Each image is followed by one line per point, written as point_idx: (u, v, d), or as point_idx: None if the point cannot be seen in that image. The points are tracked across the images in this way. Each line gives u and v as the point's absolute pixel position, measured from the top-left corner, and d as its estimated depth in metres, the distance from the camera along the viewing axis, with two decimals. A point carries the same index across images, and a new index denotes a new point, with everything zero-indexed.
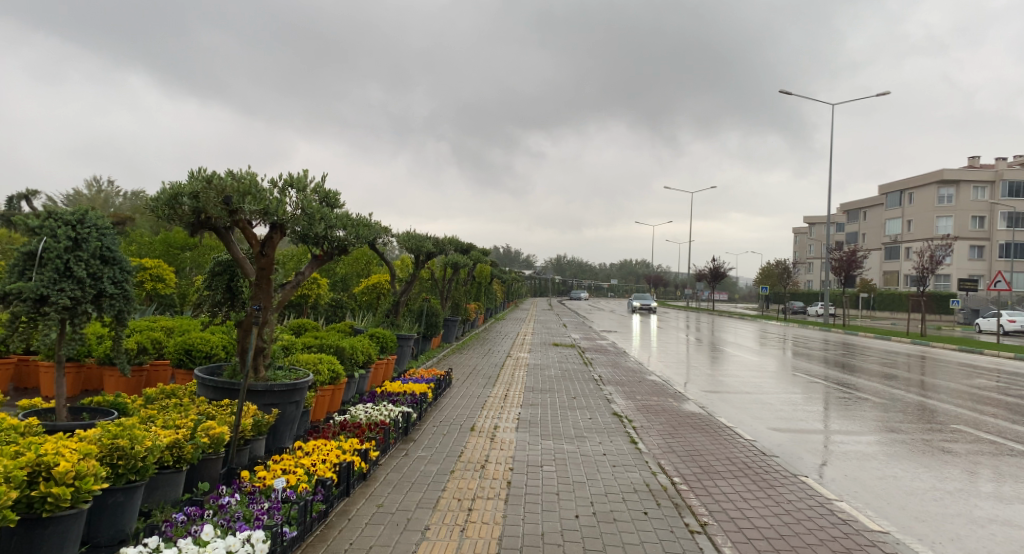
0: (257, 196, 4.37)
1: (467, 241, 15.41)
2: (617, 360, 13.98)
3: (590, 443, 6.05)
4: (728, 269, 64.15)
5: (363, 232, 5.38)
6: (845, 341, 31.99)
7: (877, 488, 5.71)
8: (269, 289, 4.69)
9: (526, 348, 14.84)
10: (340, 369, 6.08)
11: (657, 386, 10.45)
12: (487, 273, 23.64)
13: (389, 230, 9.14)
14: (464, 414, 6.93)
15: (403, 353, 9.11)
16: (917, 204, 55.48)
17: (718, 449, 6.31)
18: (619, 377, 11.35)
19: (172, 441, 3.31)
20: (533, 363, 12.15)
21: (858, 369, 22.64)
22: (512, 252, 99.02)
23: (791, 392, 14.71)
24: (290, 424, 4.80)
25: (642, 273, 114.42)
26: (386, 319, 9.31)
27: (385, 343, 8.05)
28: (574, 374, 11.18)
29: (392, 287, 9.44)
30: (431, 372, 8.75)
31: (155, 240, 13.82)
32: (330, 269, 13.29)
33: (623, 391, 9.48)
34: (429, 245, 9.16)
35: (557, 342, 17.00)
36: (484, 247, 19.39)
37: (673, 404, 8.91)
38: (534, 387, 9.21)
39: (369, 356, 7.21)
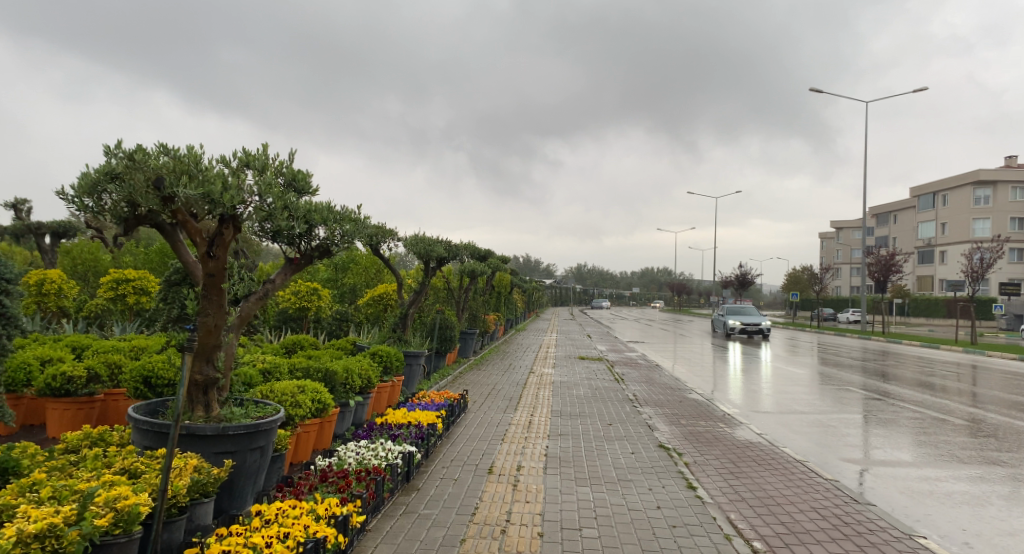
0: (199, 179, 3.33)
1: (484, 248, 14.34)
2: (650, 376, 12.65)
3: (636, 490, 4.82)
4: (754, 275, 62.24)
5: (348, 228, 4.33)
6: (886, 349, 30.11)
7: (1014, 548, 4.37)
8: (220, 302, 3.60)
9: (550, 362, 13.65)
10: (328, 398, 5.01)
11: (704, 407, 9.12)
12: (506, 283, 22.58)
13: (394, 233, 8.02)
14: (480, 450, 5.74)
15: (413, 373, 7.99)
16: (952, 205, 52.98)
17: (799, 494, 5.01)
18: (656, 396, 10.10)
19: (39, 529, 2.24)
20: (559, 381, 10.92)
21: (903, 379, 20.97)
22: (532, 262, 98.11)
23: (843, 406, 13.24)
24: (252, 477, 3.74)
25: (664, 281, 112.45)
26: (392, 334, 8.21)
27: (390, 364, 6.95)
28: (607, 393, 9.91)
29: (400, 298, 8.35)
30: (443, 394, 7.60)
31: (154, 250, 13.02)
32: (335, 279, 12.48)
33: (665, 415, 8.21)
34: (441, 250, 8.03)
35: (582, 355, 15.72)
36: (502, 255, 18.33)
37: (725, 430, 7.62)
38: (561, 412, 8.00)
39: (369, 380, 6.12)
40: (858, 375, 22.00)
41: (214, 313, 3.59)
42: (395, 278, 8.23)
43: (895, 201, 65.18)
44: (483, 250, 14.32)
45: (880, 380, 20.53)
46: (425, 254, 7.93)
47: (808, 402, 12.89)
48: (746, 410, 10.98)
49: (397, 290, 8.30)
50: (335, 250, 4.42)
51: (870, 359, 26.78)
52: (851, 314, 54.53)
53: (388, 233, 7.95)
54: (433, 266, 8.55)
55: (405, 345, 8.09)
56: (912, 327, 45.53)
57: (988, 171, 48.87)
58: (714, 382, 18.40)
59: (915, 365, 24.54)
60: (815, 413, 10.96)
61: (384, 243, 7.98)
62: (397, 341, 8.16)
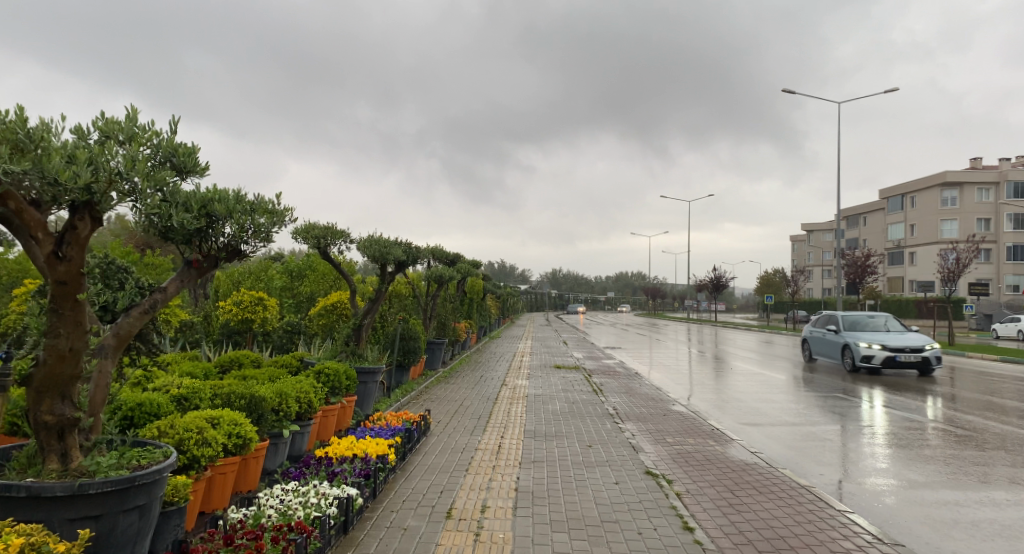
0: (37, 155, 2.45)
1: (452, 252, 13.52)
2: (630, 386, 11.94)
3: (625, 535, 4.04)
4: (728, 278, 62.53)
5: (262, 222, 3.53)
6: None
7: None
8: (79, 320, 2.71)
9: (524, 373, 12.86)
10: (251, 431, 4.15)
11: (690, 423, 8.44)
12: (479, 289, 21.76)
13: (347, 234, 7.22)
14: (439, 486, 4.91)
15: (370, 392, 7.13)
16: (920, 207, 54.06)
17: (813, 532, 4.29)
18: (637, 409, 9.39)
19: None
20: (533, 394, 10.13)
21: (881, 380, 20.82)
22: (507, 268, 97.51)
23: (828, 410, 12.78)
24: (127, 547, 2.83)
25: (639, 286, 112.88)
26: (345, 348, 7.32)
27: (337, 385, 6.09)
28: (585, 407, 9.17)
29: (353, 308, 7.48)
30: (402, 416, 6.74)
31: None
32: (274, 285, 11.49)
33: (649, 433, 7.48)
34: (399, 253, 7.19)
35: (558, 364, 14.99)
36: (473, 260, 17.52)
37: (715, 448, 6.93)
38: (535, 431, 7.22)
39: (310, 404, 5.29)
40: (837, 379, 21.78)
41: (68, 334, 2.69)
42: (348, 285, 7.38)
43: (864, 204, 66.40)
44: (453, 254, 13.52)
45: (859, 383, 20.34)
46: (380, 257, 7.05)
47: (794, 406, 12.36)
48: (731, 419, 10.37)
49: (350, 298, 7.41)
50: (247, 249, 3.59)
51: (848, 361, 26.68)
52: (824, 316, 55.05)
53: (338, 234, 7.13)
54: (393, 272, 7.72)
55: (359, 360, 7.20)
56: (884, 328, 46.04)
57: (953, 174, 50.01)
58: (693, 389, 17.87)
59: None
60: (803, 420, 10.40)
61: (335, 246, 7.18)
62: (351, 356, 7.27)
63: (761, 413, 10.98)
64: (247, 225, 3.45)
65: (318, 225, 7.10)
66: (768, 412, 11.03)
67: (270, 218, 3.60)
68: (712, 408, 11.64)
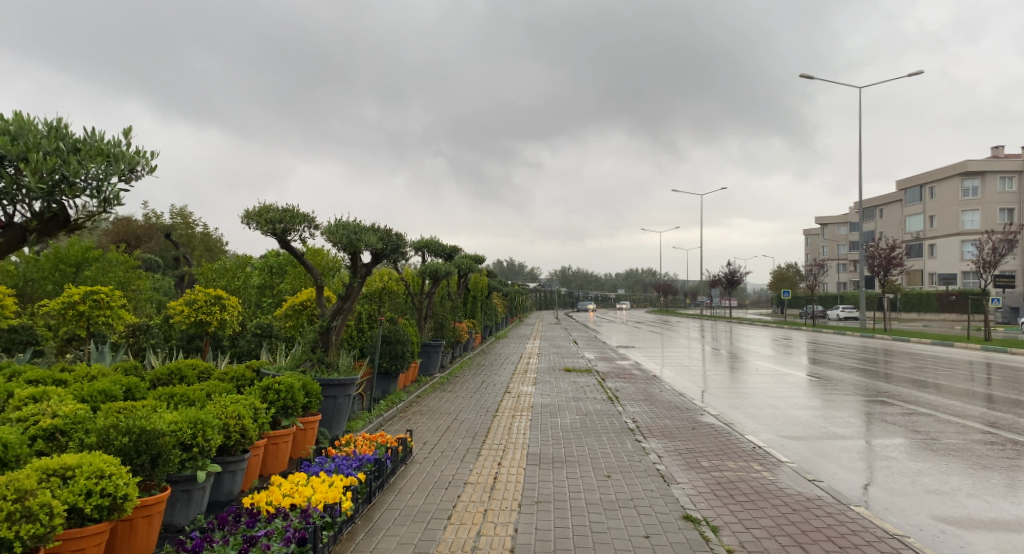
0: None
1: (450, 245, 12.24)
2: (649, 392, 10.62)
3: None
4: (741, 273, 60.88)
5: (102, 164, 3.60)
6: (886, 347, 28.69)
7: None
8: None
9: (531, 378, 11.61)
10: (130, 479, 2.78)
11: (727, 442, 7.08)
12: (483, 286, 20.52)
13: (310, 218, 5.89)
14: (409, 546, 3.64)
15: (341, 409, 5.90)
16: (939, 198, 52.28)
17: None
18: (661, 421, 8.09)
19: None
20: (540, 404, 8.83)
21: (911, 378, 19.46)
22: (516, 265, 96.67)
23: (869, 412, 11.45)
24: None
25: (649, 283, 111.27)
26: (310, 355, 6.05)
27: (290, 403, 4.83)
28: (600, 420, 7.83)
29: (320, 308, 6.18)
30: (376, 439, 5.48)
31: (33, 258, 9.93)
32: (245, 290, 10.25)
33: (679, 458, 6.17)
34: (373, 239, 5.91)
35: (568, 367, 13.72)
36: (475, 254, 16.31)
37: (764, 479, 5.60)
38: (542, 455, 5.94)
39: (245, 432, 3.99)
40: (864, 376, 20.39)
41: None
42: (314, 280, 6.07)
43: (880, 197, 64.62)
44: (450, 246, 12.28)
45: (888, 381, 18.96)
46: (349, 244, 5.75)
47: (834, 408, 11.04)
48: (764, 427, 9.05)
49: (317, 297, 6.11)
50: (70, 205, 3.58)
51: (873, 358, 25.23)
52: (842, 311, 53.41)
53: (300, 218, 5.81)
54: (370, 263, 6.46)
55: (327, 372, 5.91)
56: (905, 323, 44.38)
57: (975, 162, 48.18)
58: (712, 389, 16.53)
59: (922, 363, 23.05)
60: (848, 429, 9.09)
61: (295, 233, 5.84)
62: (319, 366, 6.00)
63: (800, 419, 9.65)
64: (50, 173, 3.37)
65: (274, 208, 5.77)
66: (807, 418, 9.70)
67: (104, 164, 3.60)
68: (742, 415, 10.31)
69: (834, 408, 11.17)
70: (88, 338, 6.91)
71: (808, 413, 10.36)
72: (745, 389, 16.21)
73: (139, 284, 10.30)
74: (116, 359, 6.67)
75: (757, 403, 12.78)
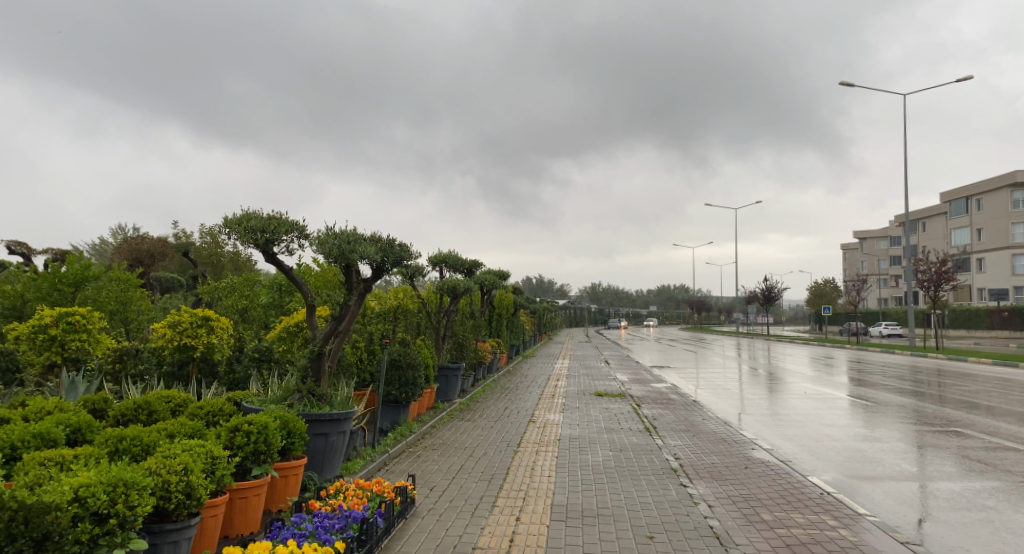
0: None
1: (469, 259, 11.43)
2: (690, 421, 9.47)
3: None
4: (779, 289, 58.70)
5: None
6: (940, 367, 26.75)
7: None
8: None
9: (558, 403, 10.62)
10: None
11: (788, 486, 5.92)
12: (508, 303, 19.65)
13: (300, 227, 5.14)
14: None
15: (334, 449, 5.11)
16: (988, 209, 49.81)
17: None
18: (707, 459, 6.99)
19: None
20: (567, 436, 7.83)
21: (973, 400, 17.82)
22: (545, 282, 95.82)
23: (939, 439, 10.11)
24: None
25: (681, 299, 108.88)
26: (300, 386, 5.26)
27: (262, 448, 4.05)
28: (637, 459, 6.76)
29: (310, 331, 5.38)
30: (369, 485, 4.59)
31: (34, 278, 9.51)
32: (251, 309, 9.63)
33: (734, 510, 5.09)
34: (370, 250, 5.09)
35: (599, 391, 12.65)
36: (498, 270, 15.49)
37: (845, 537, 4.48)
38: (570, 507, 4.95)
39: (189, 490, 3.21)
40: (920, 398, 18.76)
41: None
42: (304, 298, 5.28)
43: (924, 209, 61.98)
44: (470, 261, 11.47)
45: (947, 403, 17.37)
46: (340, 257, 4.94)
47: (900, 437, 9.70)
48: (825, 458, 7.86)
49: (307, 318, 5.31)
50: None
51: (926, 379, 23.43)
52: (886, 327, 50.81)
53: (287, 227, 5.07)
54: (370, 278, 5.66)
55: (318, 407, 5.11)
56: (956, 341, 41.78)
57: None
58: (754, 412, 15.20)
59: (983, 384, 21.29)
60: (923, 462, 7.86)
61: (280, 244, 5.08)
62: (310, 400, 5.21)
63: (864, 452, 8.38)
64: None
65: (259, 215, 5.05)
66: (873, 450, 8.41)
67: None
68: (795, 444, 9.12)
69: (900, 436, 9.84)
70: (67, 365, 6.33)
71: (871, 444, 9.06)
72: (791, 412, 14.87)
73: (140, 304, 9.79)
74: (94, 390, 6.07)
75: (808, 429, 11.49)
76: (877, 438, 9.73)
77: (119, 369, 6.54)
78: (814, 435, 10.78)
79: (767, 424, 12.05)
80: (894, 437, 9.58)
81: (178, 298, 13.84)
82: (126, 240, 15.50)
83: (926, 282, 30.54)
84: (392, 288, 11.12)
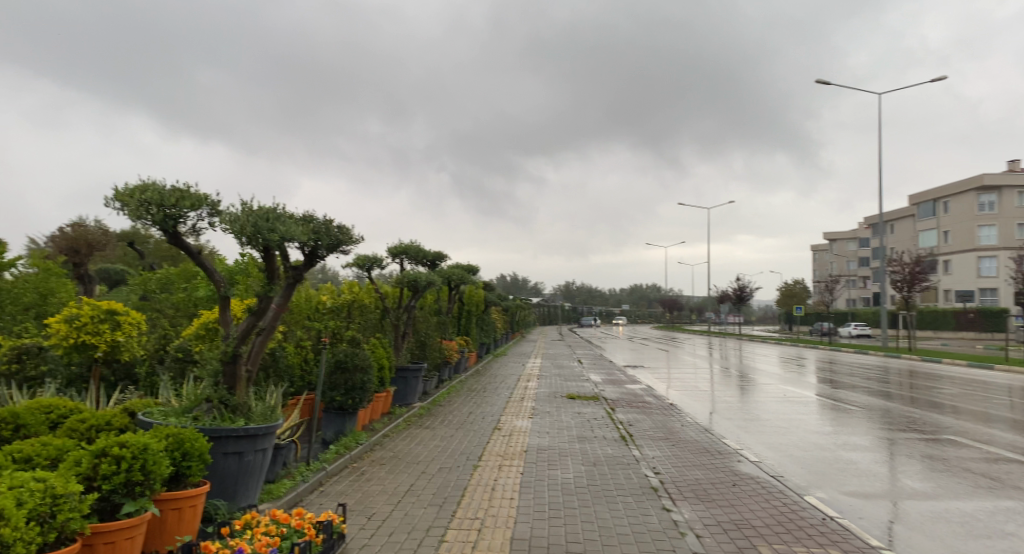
0: None
1: (433, 251, 10.55)
2: (669, 428, 8.76)
3: None
4: (751, 288, 58.96)
5: None
6: (911, 368, 26.79)
7: None
8: None
9: (527, 408, 9.82)
10: None
11: (785, 509, 5.21)
12: (478, 300, 18.77)
13: (211, 201, 4.22)
14: None
15: (251, 472, 4.26)
16: (954, 212, 50.77)
17: None
18: (690, 474, 6.26)
19: None
20: (535, 447, 7.04)
21: (947, 402, 17.63)
22: (519, 280, 95.09)
23: (925, 444, 9.64)
24: None
25: (654, 298, 109.33)
26: (209, 394, 4.32)
27: (137, 476, 3.09)
28: (612, 475, 5.98)
29: (225, 329, 4.45)
30: (287, 519, 3.72)
31: None
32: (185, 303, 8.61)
33: (728, 543, 4.31)
34: (295, 231, 4.19)
35: (572, 393, 11.90)
36: (466, 264, 14.62)
37: None
38: (535, 541, 4.13)
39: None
40: (895, 399, 18.55)
41: None
42: (216, 290, 4.37)
43: (892, 212, 63.07)
44: (433, 252, 10.57)
45: (922, 405, 17.13)
46: (255, 237, 4.02)
47: (887, 444, 9.18)
48: (814, 470, 7.22)
49: (221, 313, 4.40)
50: None
51: (898, 380, 23.38)
52: (855, 328, 51.40)
53: (195, 201, 4.16)
54: (301, 265, 4.76)
55: (231, 421, 4.21)
56: (924, 342, 42.34)
57: (991, 176, 46.80)
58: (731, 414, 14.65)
59: (954, 386, 21.25)
60: (917, 472, 7.29)
61: (185, 220, 4.15)
62: (221, 412, 4.30)
63: (855, 462, 7.78)
64: None
65: (159, 186, 4.11)
66: (864, 461, 7.82)
67: None
68: (779, 452, 8.50)
69: (887, 443, 9.31)
70: None
71: (860, 453, 8.48)
72: (769, 415, 14.36)
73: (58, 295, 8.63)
74: None
75: (790, 434, 10.91)
76: (863, 445, 9.18)
77: (16, 370, 5.48)
78: (797, 439, 10.20)
79: (747, 429, 11.46)
80: (881, 445, 9.04)
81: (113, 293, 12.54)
82: (60, 227, 13.90)
83: (900, 283, 30.62)
84: (347, 280, 10.23)
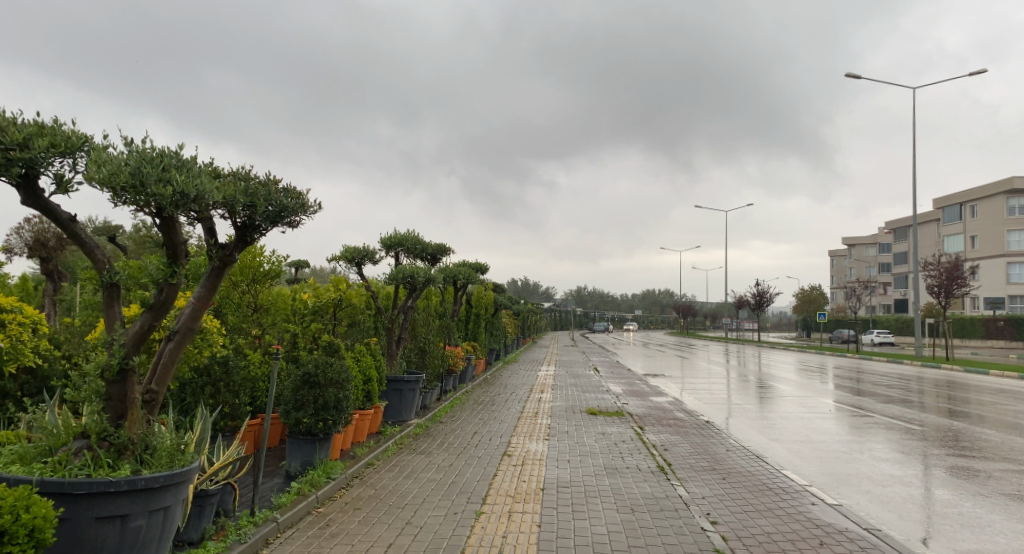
0: None
1: (433, 244, 9.19)
2: (713, 454, 7.28)
3: None
4: (770, 293, 57.07)
5: None
6: (948, 378, 24.96)
7: None
8: None
9: (541, 427, 8.40)
10: None
11: None
12: (487, 302, 17.38)
13: (83, 143, 2.91)
14: None
15: (142, 545, 2.89)
16: (982, 216, 48.72)
17: None
18: (760, 527, 4.74)
19: None
20: (554, 483, 5.59)
21: (999, 417, 15.93)
22: (531, 285, 93.65)
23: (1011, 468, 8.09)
24: None
25: (667, 304, 107.57)
26: (83, 427, 2.96)
27: None
28: (656, 530, 4.49)
29: (110, 331, 3.08)
30: None
31: None
32: None
33: None
34: (207, 186, 2.83)
35: (592, 408, 10.44)
36: (473, 262, 13.27)
37: None
38: None
39: None
40: (939, 412, 16.89)
41: None
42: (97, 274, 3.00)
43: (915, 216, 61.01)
44: (434, 246, 9.22)
45: (972, 419, 15.48)
46: (138, 193, 2.67)
47: (968, 472, 7.64)
48: (900, 510, 5.69)
49: (106, 306, 3.05)
50: None
51: (936, 391, 21.64)
52: (878, 335, 49.32)
53: (59, 141, 2.82)
54: (234, 245, 3.46)
55: (108, 469, 2.87)
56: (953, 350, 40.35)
57: (1021, 178, 44.80)
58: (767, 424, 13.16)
59: (1000, 398, 19.47)
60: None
61: (44, 169, 2.84)
62: (100, 454, 2.94)
63: (945, 497, 6.24)
64: None
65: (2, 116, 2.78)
66: (953, 496, 6.31)
67: None
68: (844, 478, 6.99)
69: (966, 469, 7.78)
70: None
71: (943, 483, 6.95)
72: (808, 425, 12.84)
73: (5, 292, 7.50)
74: None
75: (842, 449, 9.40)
76: (941, 470, 7.64)
77: None
78: (855, 455, 8.66)
79: (793, 442, 9.93)
80: (965, 475, 7.51)
81: (66, 300, 11.09)
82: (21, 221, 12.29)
83: (936, 289, 28.76)
84: (333, 275, 8.91)
